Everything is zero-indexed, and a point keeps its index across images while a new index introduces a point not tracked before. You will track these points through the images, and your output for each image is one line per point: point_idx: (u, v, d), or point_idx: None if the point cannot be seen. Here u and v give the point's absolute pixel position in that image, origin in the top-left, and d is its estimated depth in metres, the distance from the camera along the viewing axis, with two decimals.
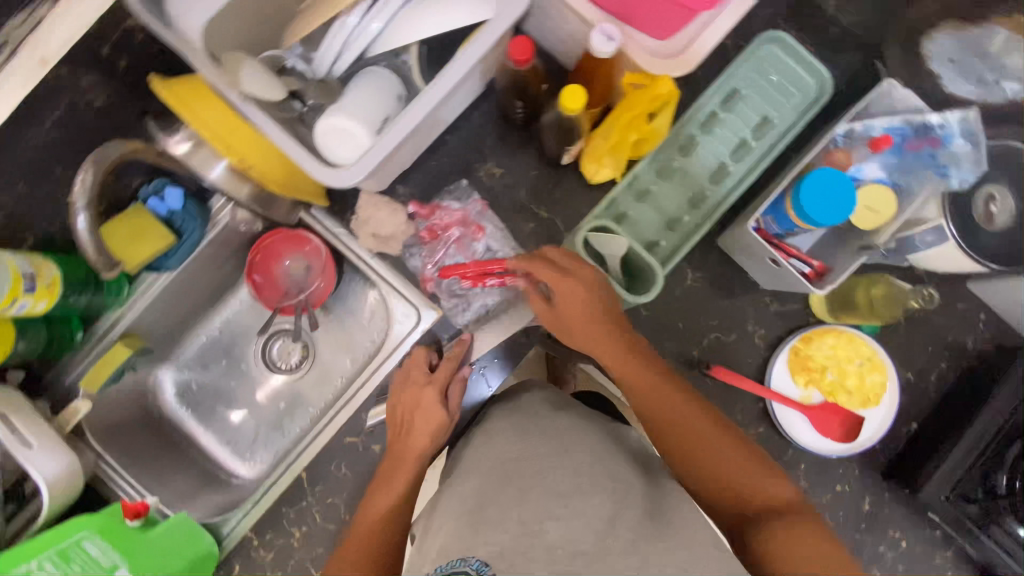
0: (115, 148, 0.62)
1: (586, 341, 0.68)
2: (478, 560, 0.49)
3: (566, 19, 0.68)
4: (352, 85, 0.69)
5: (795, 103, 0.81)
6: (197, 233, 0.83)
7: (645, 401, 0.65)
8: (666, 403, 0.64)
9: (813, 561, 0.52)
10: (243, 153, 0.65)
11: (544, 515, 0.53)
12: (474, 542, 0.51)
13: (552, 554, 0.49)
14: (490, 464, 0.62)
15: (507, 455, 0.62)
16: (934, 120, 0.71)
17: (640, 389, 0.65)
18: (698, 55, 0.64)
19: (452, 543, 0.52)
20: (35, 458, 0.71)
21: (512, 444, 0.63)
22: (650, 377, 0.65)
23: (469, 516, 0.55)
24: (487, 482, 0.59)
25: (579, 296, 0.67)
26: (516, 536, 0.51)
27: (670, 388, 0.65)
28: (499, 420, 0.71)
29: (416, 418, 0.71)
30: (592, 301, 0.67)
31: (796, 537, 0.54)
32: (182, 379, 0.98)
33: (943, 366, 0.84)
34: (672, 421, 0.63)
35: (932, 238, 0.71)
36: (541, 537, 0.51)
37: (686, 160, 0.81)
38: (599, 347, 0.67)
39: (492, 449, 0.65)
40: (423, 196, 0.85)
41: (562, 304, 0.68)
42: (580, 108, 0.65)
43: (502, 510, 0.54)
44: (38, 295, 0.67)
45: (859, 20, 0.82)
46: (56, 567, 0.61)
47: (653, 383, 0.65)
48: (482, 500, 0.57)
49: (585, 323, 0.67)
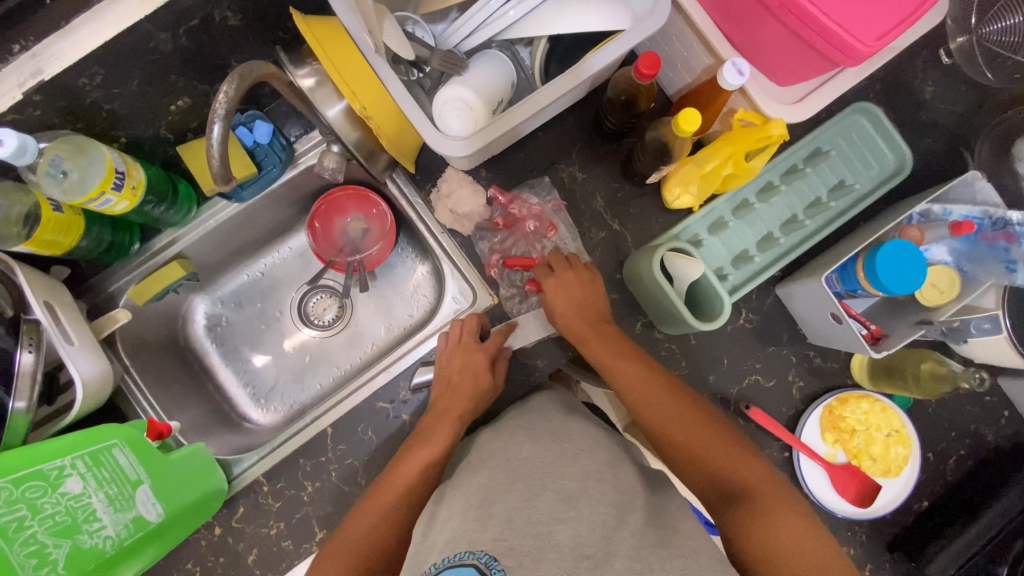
0: (257, 68, 0.63)
1: (570, 331, 0.75)
2: (488, 555, 0.48)
3: (692, 46, 0.71)
4: (476, 60, 0.69)
5: (873, 174, 0.82)
6: (276, 170, 0.83)
7: (625, 383, 0.70)
8: (640, 385, 0.69)
9: (776, 541, 0.56)
10: (365, 98, 0.68)
11: (551, 518, 0.52)
12: (481, 535, 0.50)
13: (559, 553, 0.49)
14: (498, 462, 0.61)
15: (516, 456, 0.61)
16: (1013, 217, 0.73)
17: (619, 371, 0.71)
18: (812, 108, 0.68)
19: (460, 535, 0.51)
20: (76, 356, 0.70)
21: (520, 447, 0.62)
22: (629, 362, 0.71)
23: (477, 510, 0.54)
24: (494, 480, 0.58)
25: (561, 289, 0.76)
26: (525, 535, 0.50)
27: (651, 382, 0.70)
28: (543, 413, 0.72)
29: (461, 383, 0.77)
30: (577, 294, 0.76)
31: (763, 507, 0.59)
32: (214, 312, 0.97)
33: (962, 452, 0.86)
34: (646, 403, 0.68)
35: (988, 326, 0.75)
36: (548, 538, 0.50)
37: (762, 204, 0.83)
38: (581, 334, 0.74)
39: (502, 450, 0.64)
40: (504, 184, 0.87)
41: (554, 296, 0.76)
42: (693, 132, 0.66)
43: (512, 508, 0.53)
44: (122, 194, 0.68)
45: (949, 110, 0.86)
46: (86, 469, 0.59)
47: (629, 367, 0.71)
48: (488, 496, 0.55)
49: (572, 317, 0.75)
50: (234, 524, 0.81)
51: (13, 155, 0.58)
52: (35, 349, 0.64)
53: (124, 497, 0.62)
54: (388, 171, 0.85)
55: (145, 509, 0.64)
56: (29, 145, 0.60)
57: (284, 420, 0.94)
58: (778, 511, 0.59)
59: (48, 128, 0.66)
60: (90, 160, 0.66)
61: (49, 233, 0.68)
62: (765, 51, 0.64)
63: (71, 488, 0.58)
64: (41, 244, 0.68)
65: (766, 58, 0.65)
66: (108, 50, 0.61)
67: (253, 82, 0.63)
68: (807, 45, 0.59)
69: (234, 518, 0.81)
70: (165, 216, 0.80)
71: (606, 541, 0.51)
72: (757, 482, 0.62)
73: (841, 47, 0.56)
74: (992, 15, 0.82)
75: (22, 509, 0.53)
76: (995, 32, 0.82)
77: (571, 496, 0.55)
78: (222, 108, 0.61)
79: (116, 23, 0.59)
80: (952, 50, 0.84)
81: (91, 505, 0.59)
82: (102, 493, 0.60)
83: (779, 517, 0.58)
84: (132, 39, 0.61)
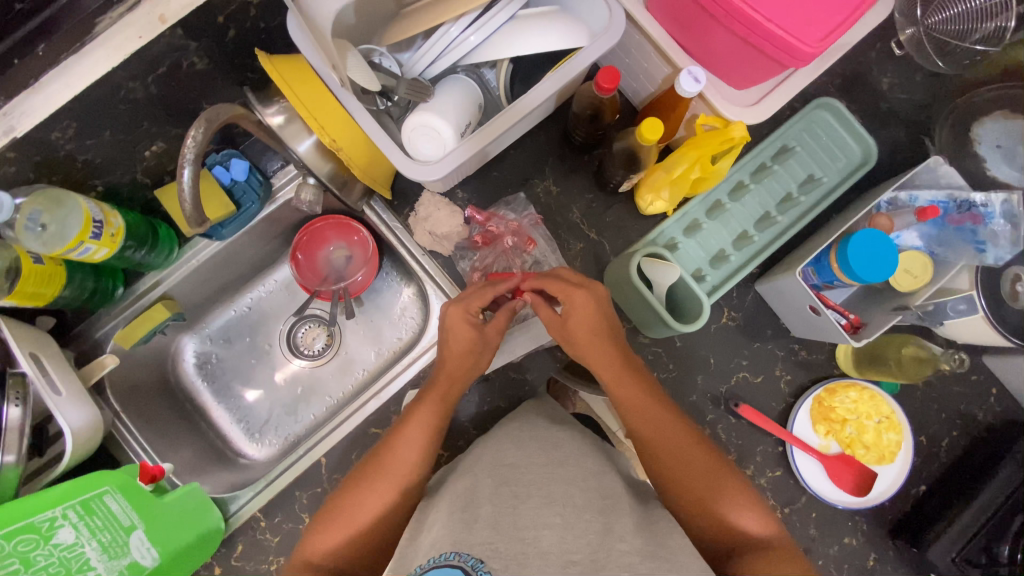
0: (224, 110, 0.65)
1: (588, 356, 0.72)
2: (473, 558, 0.48)
3: (649, 56, 0.73)
4: (441, 86, 0.71)
5: (840, 166, 0.83)
6: (255, 206, 0.84)
7: (643, 424, 0.68)
8: (657, 426, 0.68)
9: None
10: (332, 131, 0.70)
11: (536, 523, 0.53)
12: (470, 539, 0.51)
13: (546, 559, 0.49)
14: (485, 467, 0.62)
15: (502, 461, 0.62)
16: (977, 198, 0.75)
17: (637, 411, 0.69)
18: (773, 105, 0.69)
19: (445, 536, 0.51)
20: (63, 407, 0.70)
21: (507, 452, 0.63)
22: (648, 402, 0.69)
23: (463, 513, 0.54)
24: (481, 483, 0.59)
25: (589, 308, 0.70)
26: (510, 539, 0.51)
27: (663, 415, 0.68)
28: (530, 417, 0.72)
29: (452, 345, 0.72)
30: (600, 316, 0.71)
31: (776, 559, 0.55)
32: (204, 350, 0.97)
33: (954, 433, 0.87)
34: (663, 446, 0.67)
35: (965, 307, 0.76)
36: (533, 544, 0.51)
37: (734, 204, 0.84)
38: (604, 367, 0.71)
39: (489, 454, 0.64)
40: (481, 203, 0.89)
41: (575, 318, 0.71)
42: (655, 140, 0.68)
43: (496, 511, 0.54)
44: (102, 242, 0.70)
45: (907, 99, 0.88)
46: (78, 519, 0.60)
47: (648, 406, 0.69)
48: (472, 499, 0.56)
49: (591, 336, 0.71)
50: (233, 563, 0.81)
51: None
52: (22, 402, 0.64)
53: (118, 543, 0.62)
54: (364, 200, 0.86)
55: (141, 554, 0.64)
56: (4, 201, 0.62)
57: (279, 453, 0.94)
58: (792, 562, 0.55)
59: (23, 182, 0.67)
60: (67, 213, 0.67)
61: (31, 286, 0.69)
62: (718, 58, 0.66)
63: (64, 538, 0.58)
64: (24, 297, 0.69)
65: (720, 63, 0.67)
66: (79, 103, 0.62)
67: (221, 125, 0.65)
68: (755, 49, 0.61)
69: (233, 556, 0.81)
70: (147, 259, 0.80)
71: (598, 548, 0.51)
72: (770, 537, 0.59)
73: (787, 49, 0.58)
74: (937, 5, 0.86)
75: (15, 563, 0.54)
76: (943, 22, 0.86)
77: (555, 500, 0.56)
78: (191, 152, 0.62)
79: (86, 77, 0.61)
80: (903, 41, 0.86)
81: (84, 554, 0.59)
82: (96, 541, 0.61)
83: (794, 568, 0.54)
84: (102, 90, 0.63)
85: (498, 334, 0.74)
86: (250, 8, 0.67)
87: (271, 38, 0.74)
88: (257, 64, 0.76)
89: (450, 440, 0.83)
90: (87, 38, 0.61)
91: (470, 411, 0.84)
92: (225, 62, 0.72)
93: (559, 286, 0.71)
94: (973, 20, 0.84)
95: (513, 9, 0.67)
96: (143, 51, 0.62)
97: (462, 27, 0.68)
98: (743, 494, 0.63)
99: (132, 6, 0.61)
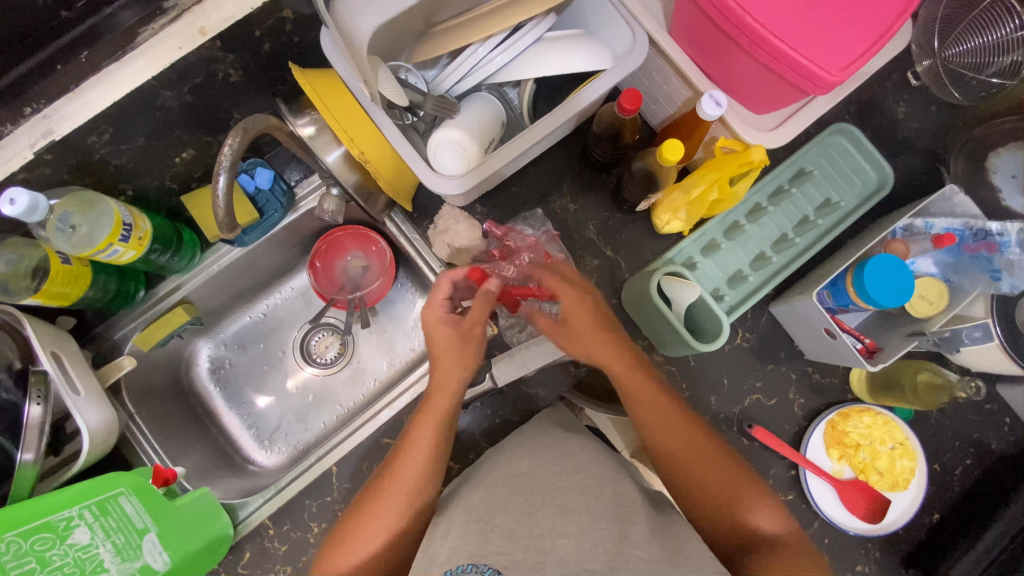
0: (260, 121, 0.67)
1: (598, 353, 0.70)
2: (491, 568, 0.49)
3: (669, 78, 0.75)
4: (466, 103, 0.72)
5: (857, 191, 0.84)
6: (278, 215, 0.85)
7: (655, 420, 0.67)
8: (668, 427, 0.67)
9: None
10: (360, 144, 0.72)
11: (554, 532, 0.53)
12: (484, 548, 0.52)
13: (562, 567, 0.49)
14: (499, 477, 0.62)
15: (517, 471, 0.62)
16: (993, 227, 0.76)
17: (653, 410, 0.67)
18: (791, 131, 0.71)
19: (461, 548, 0.52)
20: (82, 406, 0.70)
21: (520, 462, 0.63)
22: (657, 394, 0.69)
23: (479, 525, 0.55)
24: (495, 495, 0.59)
25: (583, 311, 0.71)
26: (527, 548, 0.51)
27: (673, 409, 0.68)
28: (537, 426, 0.72)
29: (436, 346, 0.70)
30: (597, 316, 0.72)
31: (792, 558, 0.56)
32: (217, 355, 0.98)
33: (968, 462, 0.86)
34: (677, 442, 0.66)
35: (980, 335, 0.76)
36: (550, 553, 0.51)
37: (753, 225, 0.84)
38: (613, 363, 0.70)
39: (503, 466, 0.64)
40: (499, 218, 0.90)
41: (575, 322, 0.71)
42: (676, 161, 0.69)
43: (513, 521, 0.54)
44: (129, 245, 0.71)
45: (922, 128, 0.90)
46: (94, 519, 0.61)
47: (661, 402, 0.68)
48: (488, 510, 0.57)
49: (596, 333, 0.70)
50: (239, 570, 0.81)
51: (24, 213, 0.60)
52: (43, 400, 0.65)
53: (132, 546, 0.62)
54: (385, 211, 0.88)
55: (153, 557, 0.63)
56: (40, 202, 0.62)
57: (289, 461, 0.94)
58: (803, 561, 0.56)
59: (58, 183, 0.69)
60: (99, 215, 0.68)
61: (57, 286, 0.70)
62: (739, 83, 0.68)
63: (79, 539, 0.59)
64: (50, 297, 0.70)
65: (741, 89, 0.68)
66: (114, 110, 0.63)
67: (256, 134, 0.66)
68: (778, 76, 0.63)
69: (240, 564, 0.81)
70: (170, 263, 0.82)
71: (614, 555, 0.51)
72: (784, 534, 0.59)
73: (811, 77, 0.60)
74: (955, 38, 0.87)
75: (31, 561, 0.55)
76: (960, 54, 0.86)
77: (571, 509, 0.56)
78: (227, 160, 0.64)
79: (124, 84, 0.62)
80: (920, 73, 0.89)
81: (98, 556, 0.60)
82: (110, 543, 0.61)
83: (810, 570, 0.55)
84: (141, 97, 0.64)
85: (475, 326, 0.71)
86: (286, 23, 0.69)
87: (304, 53, 0.76)
88: (288, 76, 0.79)
89: (462, 453, 0.84)
90: (128, 47, 0.62)
91: (482, 424, 0.84)
92: (257, 74, 0.74)
93: (559, 285, 0.73)
94: (990, 53, 0.86)
95: (538, 32, 0.69)
96: (181, 61, 0.63)
97: (490, 48, 0.69)
98: (754, 494, 0.62)
99: (174, 18, 0.63)
